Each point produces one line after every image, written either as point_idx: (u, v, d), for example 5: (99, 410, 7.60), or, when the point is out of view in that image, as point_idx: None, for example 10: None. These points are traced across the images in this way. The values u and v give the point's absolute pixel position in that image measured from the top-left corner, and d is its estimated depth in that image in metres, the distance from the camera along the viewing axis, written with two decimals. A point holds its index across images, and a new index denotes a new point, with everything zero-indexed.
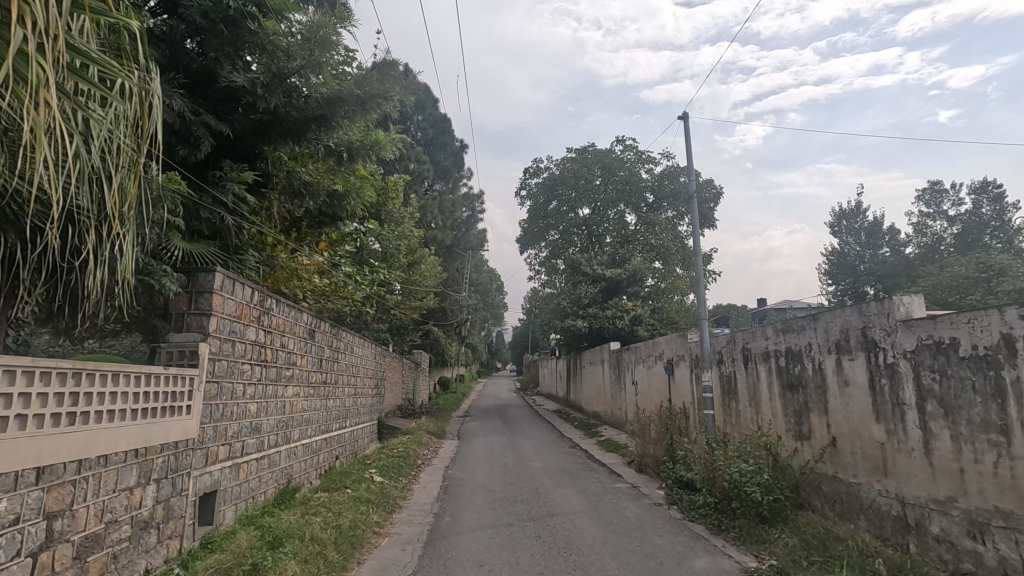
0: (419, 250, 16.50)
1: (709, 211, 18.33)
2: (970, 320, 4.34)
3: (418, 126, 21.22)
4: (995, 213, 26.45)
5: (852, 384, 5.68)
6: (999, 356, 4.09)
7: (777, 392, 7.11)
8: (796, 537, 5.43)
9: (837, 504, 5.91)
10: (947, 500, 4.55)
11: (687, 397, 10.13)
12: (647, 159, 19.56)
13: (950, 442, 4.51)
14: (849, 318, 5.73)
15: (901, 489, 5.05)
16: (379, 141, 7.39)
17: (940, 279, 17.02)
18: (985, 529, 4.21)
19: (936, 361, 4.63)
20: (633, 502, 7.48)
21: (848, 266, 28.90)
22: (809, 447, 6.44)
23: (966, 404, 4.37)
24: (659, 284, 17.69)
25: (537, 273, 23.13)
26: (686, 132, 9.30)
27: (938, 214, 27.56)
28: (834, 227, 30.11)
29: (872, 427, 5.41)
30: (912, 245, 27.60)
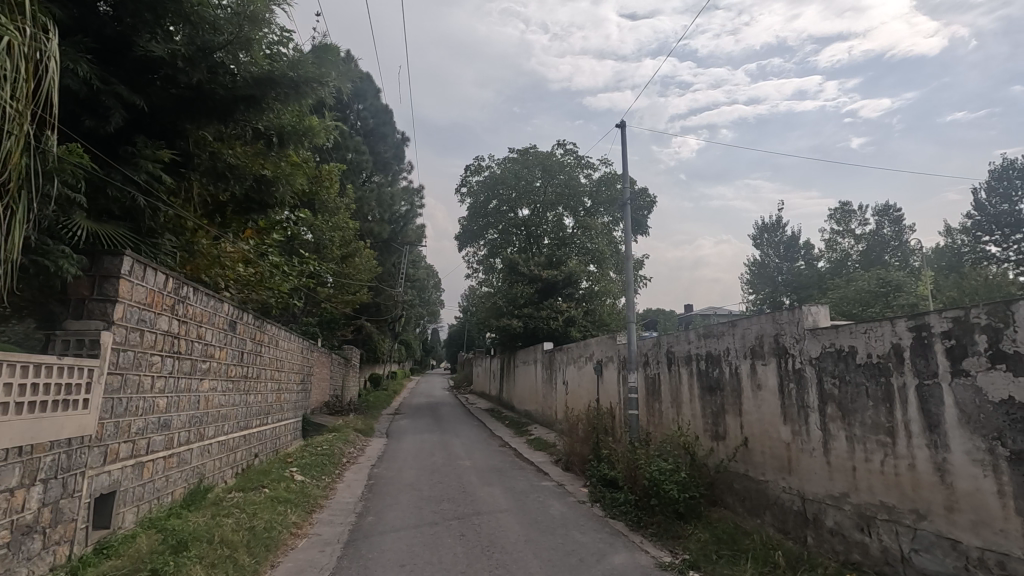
0: (355, 242, 16.03)
1: (643, 218, 18.96)
2: (866, 330, 4.73)
3: (357, 115, 20.65)
4: (894, 234, 29.11)
5: (764, 388, 6.04)
6: (890, 364, 4.48)
7: (697, 394, 7.45)
8: (708, 533, 5.72)
9: (747, 501, 6.28)
10: (841, 496, 4.93)
11: (614, 398, 10.45)
12: (586, 164, 19.96)
13: (846, 442, 4.90)
14: (763, 326, 6.08)
15: (802, 486, 5.43)
16: (313, 126, 7.09)
17: (846, 292, 18.48)
18: (872, 522, 4.59)
19: (837, 367, 5.01)
20: (558, 500, 7.61)
21: (768, 277, 30.75)
22: (724, 446, 6.80)
23: (860, 407, 4.75)
24: (592, 287, 17.91)
25: (474, 272, 23.13)
26: (623, 140, 9.59)
27: (846, 232, 29.87)
28: (757, 239, 31.99)
29: (780, 428, 5.78)
30: (824, 259, 29.85)
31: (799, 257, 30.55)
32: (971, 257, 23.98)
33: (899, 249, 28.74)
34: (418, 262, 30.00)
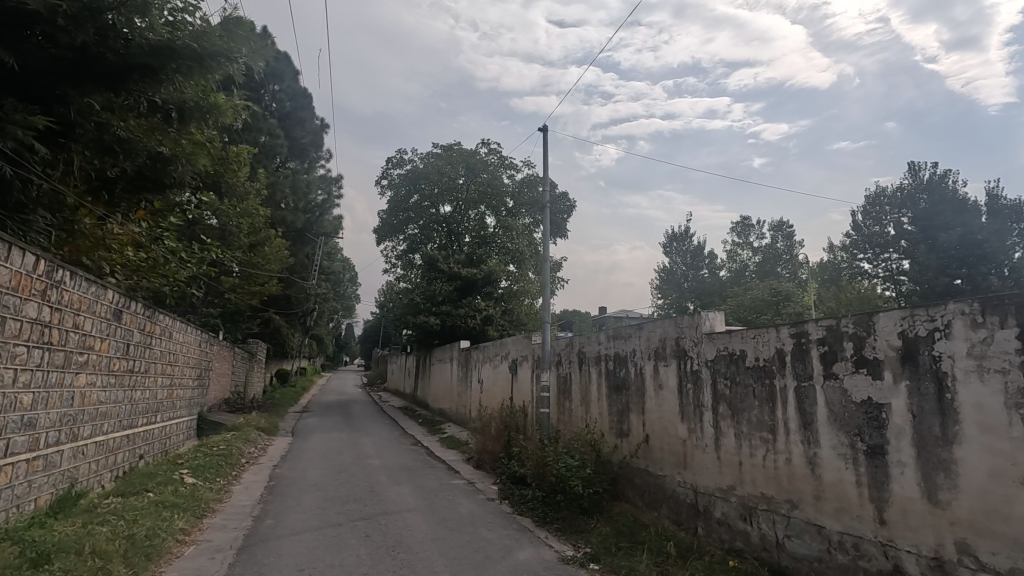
0: (265, 231, 15.12)
1: (562, 221, 19.42)
2: (754, 336, 5.14)
3: (273, 96, 19.53)
4: (786, 248, 31.83)
5: (664, 387, 6.40)
6: (773, 367, 4.90)
7: (604, 393, 7.76)
8: (609, 526, 5.97)
9: (646, 495, 6.62)
10: (728, 489, 5.32)
11: (527, 396, 10.64)
12: (509, 164, 20.13)
13: (734, 438, 5.30)
14: (666, 329, 6.42)
15: (695, 480, 5.80)
16: (219, 104, 6.59)
17: (743, 300, 19.96)
18: (753, 512, 5.00)
19: (729, 369, 5.40)
20: (467, 498, 7.63)
21: (676, 283, 32.61)
22: (627, 443, 7.13)
23: (748, 406, 5.16)
24: (511, 287, 18.09)
25: (392, 267, 22.67)
26: (545, 143, 9.79)
27: (745, 244, 32.33)
28: (667, 247, 33.79)
29: (677, 425, 6.15)
30: (725, 269, 32.09)
31: (704, 265, 32.63)
32: (848, 272, 26.75)
33: (789, 262, 31.50)
34: (334, 254, 28.90)
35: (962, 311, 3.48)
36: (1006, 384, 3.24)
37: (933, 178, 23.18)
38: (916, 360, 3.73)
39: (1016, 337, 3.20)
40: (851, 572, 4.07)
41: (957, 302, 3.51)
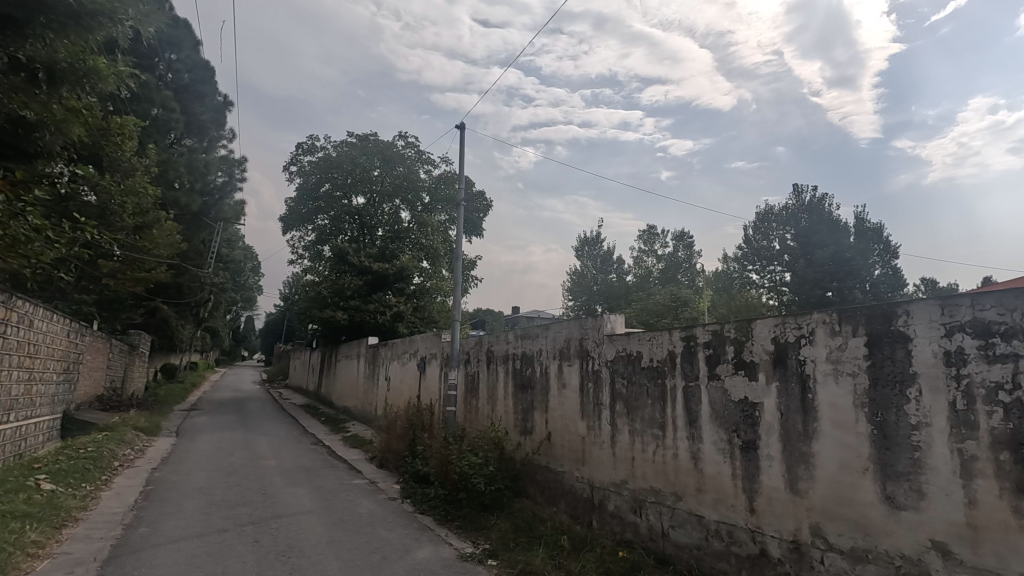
0: (153, 212, 13.76)
1: (478, 220, 19.45)
2: (650, 338, 5.44)
3: (169, 66, 17.84)
4: (687, 257, 34.00)
5: (567, 386, 6.60)
6: (665, 367, 5.22)
7: (510, 392, 7.87)
8: (509, 522, 6.08)
9: (546, 491, 6.81)
10: (621, 483, 5.60)
11: (434, 394, 10.55)
12: (426, 159, 19.85)
13: (628, 435, 5.58)
14: (571, 330, 6.63)
15: (592, 475, 6.04)
16: (100, 70, 5.87)
17: (647, 304, 21.03)
18: (643, 504, 5.30)
19: (626, 369, 5.69)
20: (367, 498, 7.43)
21: (586, 286, 33.71)
22: (530, 440, 7.28)
23: (641, 405, 5.45)
24: (424, 283, 17.83)
25: (299, 258, 21.59)
26: (460, 141, 9.76)
27: (650, 252, 34.08)
28: (579, 251, 34.89)
29: (577, 423, 6.37)
30: (632, 274, 33.69)
31: (612, 270, 34.06)
32: (739, 282, 29.07)
33: (688, 271, 33.65)
34: (234, 241, 26.95)
35: (824, 320, 3.90)
36: (855, 386, 3.67)
37: (812, 200, 25.71)
38: (785, 363, 4.13)
39: (864, 345, 3.64)
40: (725, 557, 4.44)
41: (821, 312, 3.93)
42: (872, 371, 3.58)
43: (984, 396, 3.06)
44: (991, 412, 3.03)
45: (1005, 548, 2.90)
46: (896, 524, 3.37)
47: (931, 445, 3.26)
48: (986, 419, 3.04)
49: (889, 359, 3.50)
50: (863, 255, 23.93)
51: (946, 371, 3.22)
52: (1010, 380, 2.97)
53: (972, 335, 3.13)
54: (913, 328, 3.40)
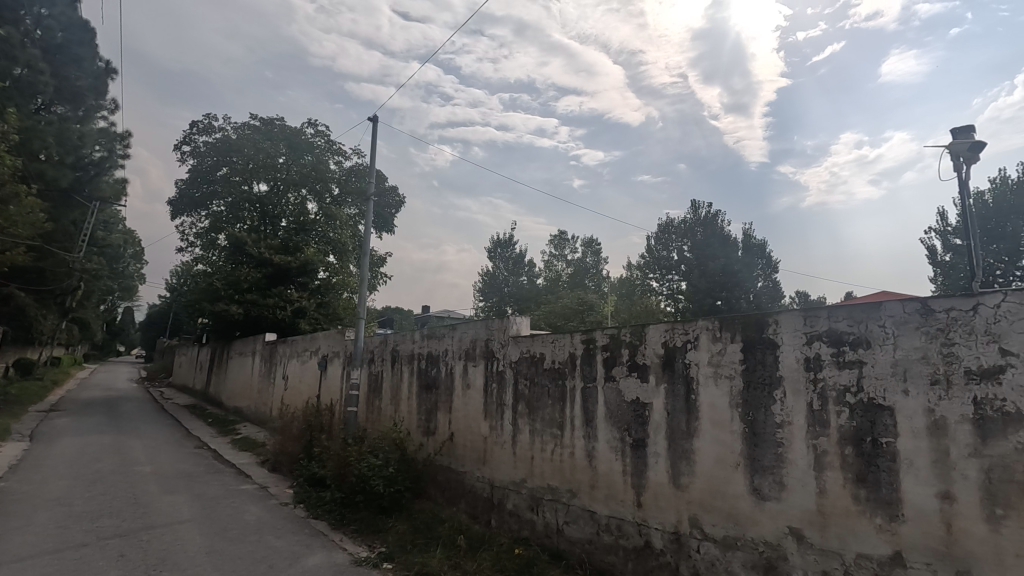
0: (10, 185, 11.76)
1: (389, 216, 18.99)
2: (553, 340, 5.60)
3: (38, 21, 15.73)
4: (594, 263, 35.42)
5: (471, 387, 6.63)
6: (566, 369, 5.40)
7: (415, 392, 7.75)
8: (407, 524, 5.99)
9: (447, 491, 6.78)
10: (520, 481, 5.72)
11: (335, 394, 10.14)
12: (337, 150, 19.11)
13: (528, 434, 5.71)
14: (477, 331, 6.66)
15: (492, 475, 6.11)
16: None
17: (556, 306, 21.55)
18: (540, 502, 5.45)
19: (529, 370, 5.81)
20: (255, 505, 6.99)
21: (497, 287, 34.05)
22: (433, 441, 7.22)
23: (542, 405, 5.60)
24: (330, 279, 17.10)
25: (189, 246, 19.88)
26: (373, 133, 9.47)
27: (560, 256, 35.14)
28: (491, 252, 35.14)
29: (480, 423, 6.42)
30: (542, 277, 34.50)
31: (523, 272, 34.67)
32: (641, 288, 30.69)
33: (595, 276, 35.08)
34: (113, 223, 24.29)
35: (707, 327, 4.22)
36: (732, 388, 4.01)
37: (708, 215, 27.65)
38: (672, 366, 4.43)
39: (740, 350, 3.99)
40: (613, 550, 4.66)
41: (705, 320, 4.25)
42: (746, 375, 3.93)
43: (835, 397, 3.46)
44: (840, 411, 3.43)
45: (846, 531, 3.31)
46: (761, 513, 3.72)
47: (792, 442, 3.63)
48: (835, 417, 3.45)
49: (761, 363, 3.86)
50: (748, 268, 26.20)
51: (806, 375, 3.61)
52: (855, 383, 3.39)
53: (827, 344, 3.54)
54: (780, 336, 3.78)
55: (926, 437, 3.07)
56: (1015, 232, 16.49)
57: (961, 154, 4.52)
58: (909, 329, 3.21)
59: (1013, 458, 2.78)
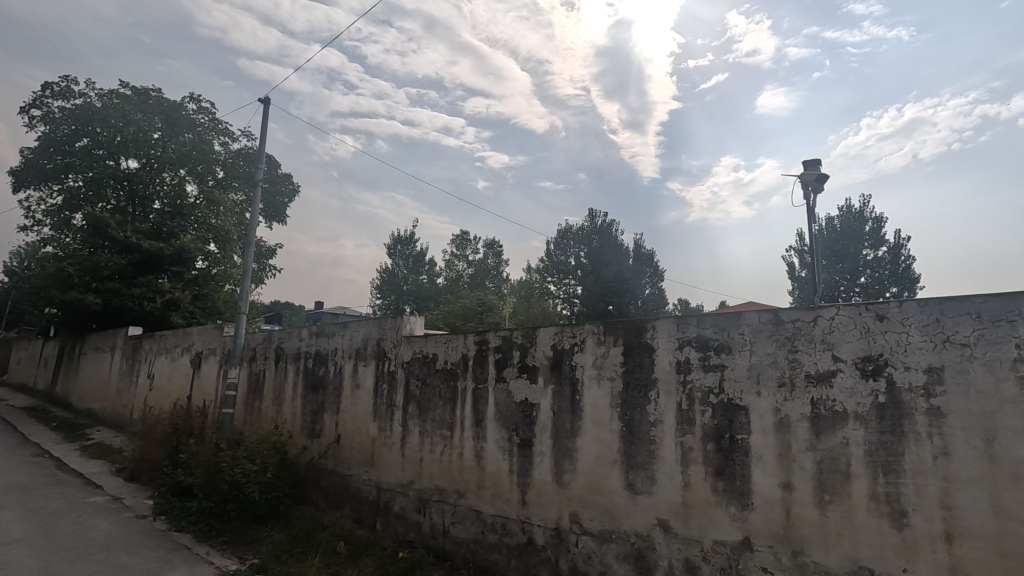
0: None
1: (282, 205, 17.87)
2: (446, 341, 5.58)
3: None
4: (495, 264, 35.77)
5: (361, 387, 6.41)
6: (458, 369, 5.40)
7: (299, 392, 7.35)
8: (284, 533, 5.67)
9: (330, 496, 6.49)
10: (408, 483, 5.62)
11: (209, 395, 9.34)
12: (222, 130, 17.64)
13: (418, 436, 5.63)
14: (369, 330, 6.45)
15: (379, 477, 5.96)
16: None
17: (455, 306, 21.46)
18: (427, 504, 5.40)
19: (421, 370, 5.74)
20: (106, 519, 6.24)
21: (395, 285, 33.21)
22: (317, 443, 6.88)
23: (433, 406, 5.55)
24: (209, 269, 15.72)
25: (35, 224, 17.29)
26: (264, 116, 8.85)
27: (462, 256, 35.04)
28: (391, 249, 34.23)
29: (368, 425, 6.23)
30: (442, 276, 34.21)
31: (424, 271, 34.15)
32: (539, 291, 31.50)
33: (496, 277, 35.39)
34: None
35: (593, 331, 4.43)
36: (612, 389, 4.24)
37: (603, 224, 29.03)
38: (560, 368, 4.60)
39: (621, 353, 4.23)
40: (497, 548, 4.73)
41: (591, 324, 4.45)
42: (625, 376, 4.17)
43: (701, 397, 3.78)
44: (704, 411, 3.75)
45: (706, 520, 3.62)
46: (634, 506, 3.97)
47: (662, 439, 3.91)
48: (700, 416, 3.76)
49: (639, 365, 4.12)
50: (637, 276, 27.78)
51: (678, 377, 3.91)
52: (718, 385, 3.72)
53: (696, 349, 3.86)
54: (656, 341, 4.06)
55: (773, 434, 3.45)
56: (855, 254, 19.03)
57: (811, 183, 5.30)
58: (764, 337, 3.59)
59: (839, 451, 3.20)
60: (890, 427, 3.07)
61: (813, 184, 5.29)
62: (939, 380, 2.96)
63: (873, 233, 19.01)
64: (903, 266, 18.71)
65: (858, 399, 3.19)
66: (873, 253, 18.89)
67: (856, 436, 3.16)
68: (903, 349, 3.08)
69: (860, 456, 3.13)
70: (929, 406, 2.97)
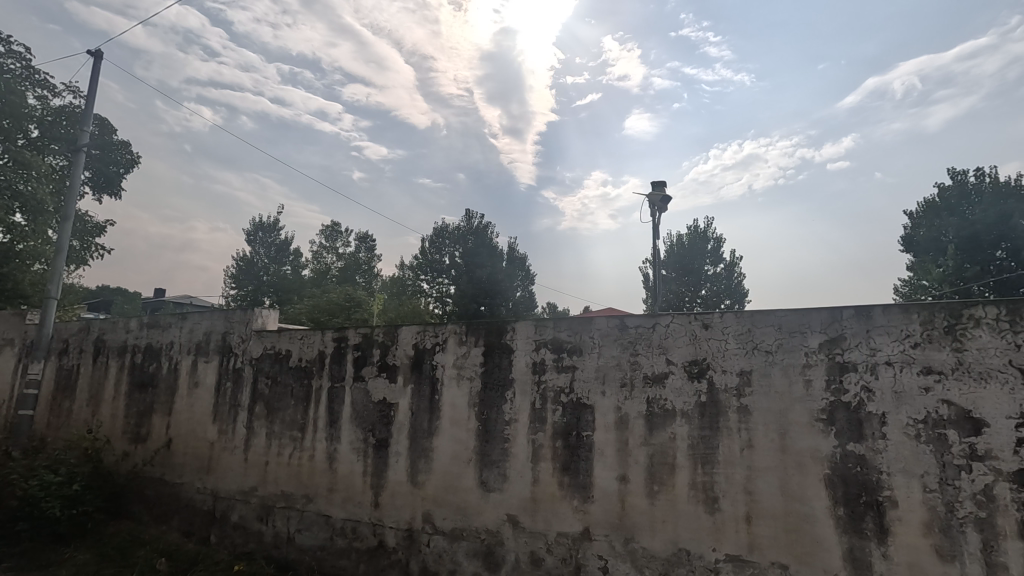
0: None
1: (116, 176, 15.58)
2: (302, 337, 5.25)
3: None
4: (367, 259, 34.50)
5: (200, 386, 5.80)
6: (313, 368, 5.11)
7: (123, 392, 6.44)
8: (93, 553, 4.92)
9: (155, 508, 5.77)
10: (250, 490, 5.20)
11: (3, 395, 7.82)
12: (41, 82, 14.94)
13: (264, 438, 5.23)
14: (214, 322, 5.85)
15: (217, 485, 5.43)
16: None
17: (319, 300, 20.15)
18: (270, 511, 5.03)
19: (272, 368, 5.35)
20: None
21: (253, 275, 30.53)
22: (142, 450, 6.08)
23: (283, 406, 5.19)
24: (12, 244, 13.18)
25: None
26: (95, 72, 7.65)
27: (331, 249, 33.23)
28: (250, 235, 31.45)
29: (207, 427, 5.65)
30: (309, 268, 32.17)
31: (287, 261, 31.79)
32: (411, 289, 30.91)
33: (367, 272, 34.09)
34: None
35: (455, 331, 4.45)
36: (471, 388, 4.29)
37: (479, 225, 29.35)
38: (421, 367, 4.55)
39: (481, 354, 4.30)
40: (346, 554, 4.55)
41: (454, 324, 4.47)
42: (484, 376, 4.25)
43: (552, 397, 3.97)
44: (555, 409, 3.95)
45: (551, 514, 3.81)
46: (486, 503, 4.05)
47: (515, 437, 4.04)
48: (551, 415, 3.95)
49: (497, 366, 4.22)
50: (509, 278, 28.46)
51: (533, 378, 4.07)
52: (568, 386, 3.94)
53: (550, 350, 4.05)
54: (515, 342, 4.19)
55: (613, 431, 3.73)
56: (699, 269, 21.30)
57: (657, 204, 5.84)
58: (611, 341, 3.86)
59: (667, 446, 3.55)
60: (709, 423, 3.47)
61: (658, 204, 5.83)
62: (748, 382, 3.41)
63: (713, 251, 21.44)
64: (736, 282, 21.36)
65: (685, 399, 3.56)
66: (713, 269, 21.32)
67: (682, 431, 3.53)
68: (721, 355, 3.51)
69: (684, 450, 3.50)
70: (739, 405, 3.41)
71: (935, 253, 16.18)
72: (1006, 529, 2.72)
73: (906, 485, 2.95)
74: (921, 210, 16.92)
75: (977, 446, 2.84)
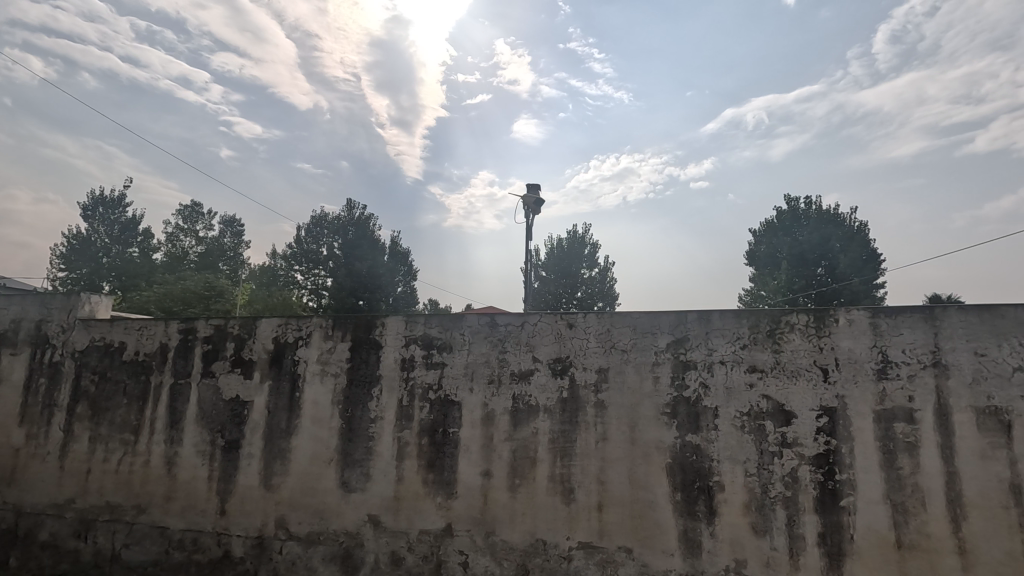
0: None
1: None
2: (139, 328, 4.65)
3: None
4: (233, 245, 31.61)
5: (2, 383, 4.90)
6: (153, 363, 4.56)
7: None
8: None
9: None
10: (65, 503, 4.51)
11: None
12: None
13: (87, 442, 4.56)
14: (25, 309, 4.97)
15: (21, 499, 4.63)
16: None
17: (170, 288, 17.54)
18: (91, 526, 4.40)
19: (100, 362, 4.68)
20: None
21: (89, 257, 26.44)
22: None
23: (113, 406, 4.57)
24: None
25: None
26: None
27: (190, 232, 29.96)
28: (89, 211, 27.33)
29: (10, 432, 4.79)
30: (161, 252, 28.54)
31: (133, 244, 27.69)
32: (284, 281, 28.58)
33: (232, 259, 31.28)
34: None
35: (321, 325, 4.22)
36: (335, 385, 4.10)
37: (360, 217, 28.14)
38: (280, 362, 4.25)
39: (348, 349, 4.12)
40: (183, 568, 4.11)
41: (320, 317, 4.23)
42: (350, 372, 4.08)
43: (420, 394, 3.92)
44: (422, 406, 3.90)
45: (414, 512, 3.76)
46: (346, 504, 3.89)
47: (380, 435, 3.93)
48: (418, 412, 3.90)
49: (364, 361, 4.07)
50: (391, 273, 27.67)
51: (401, 375, 3.98)
52: (436, 382, 3.91)
53: (420, 346, 3.99)
54: (385, 338, 4.07)
55: (479, 426, 3.77)
56: (575, 272, 22.36)
57: (532, 206, 6.02)
58: (481, 338, 3.91)
59: (529, 441, 3.67)
60: (569, 418, 3.64)
61: (532, 206, 6.01)
62: (604, 378, 3.63)
63: (589, 256, 22.64)
64: (609, 286, 22.73)
65: (547, 394, 3.70)
66: (588, 273, 22.50)
67: (544, 426, 3.67)
68: (583, 352, 3.70)
69: (545, 444, 3.64)
70: (596, 400, 3.62)
71: (771, 267, 18.48)
72: (805, 505, 3.18)
73: (731, 471, 3.33)
74: (763, 228, 19.31)
75: (787, 435, 3.28)
